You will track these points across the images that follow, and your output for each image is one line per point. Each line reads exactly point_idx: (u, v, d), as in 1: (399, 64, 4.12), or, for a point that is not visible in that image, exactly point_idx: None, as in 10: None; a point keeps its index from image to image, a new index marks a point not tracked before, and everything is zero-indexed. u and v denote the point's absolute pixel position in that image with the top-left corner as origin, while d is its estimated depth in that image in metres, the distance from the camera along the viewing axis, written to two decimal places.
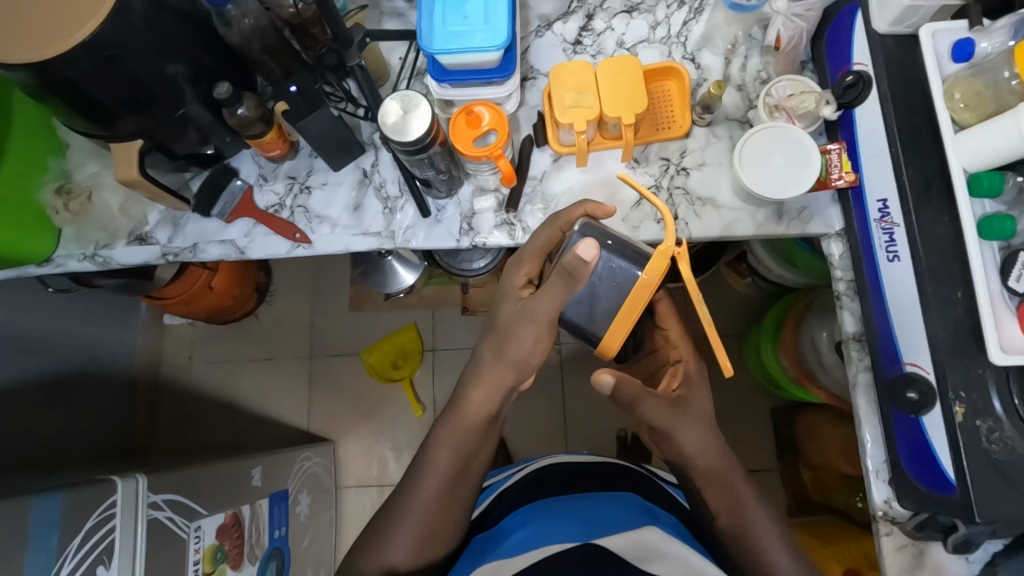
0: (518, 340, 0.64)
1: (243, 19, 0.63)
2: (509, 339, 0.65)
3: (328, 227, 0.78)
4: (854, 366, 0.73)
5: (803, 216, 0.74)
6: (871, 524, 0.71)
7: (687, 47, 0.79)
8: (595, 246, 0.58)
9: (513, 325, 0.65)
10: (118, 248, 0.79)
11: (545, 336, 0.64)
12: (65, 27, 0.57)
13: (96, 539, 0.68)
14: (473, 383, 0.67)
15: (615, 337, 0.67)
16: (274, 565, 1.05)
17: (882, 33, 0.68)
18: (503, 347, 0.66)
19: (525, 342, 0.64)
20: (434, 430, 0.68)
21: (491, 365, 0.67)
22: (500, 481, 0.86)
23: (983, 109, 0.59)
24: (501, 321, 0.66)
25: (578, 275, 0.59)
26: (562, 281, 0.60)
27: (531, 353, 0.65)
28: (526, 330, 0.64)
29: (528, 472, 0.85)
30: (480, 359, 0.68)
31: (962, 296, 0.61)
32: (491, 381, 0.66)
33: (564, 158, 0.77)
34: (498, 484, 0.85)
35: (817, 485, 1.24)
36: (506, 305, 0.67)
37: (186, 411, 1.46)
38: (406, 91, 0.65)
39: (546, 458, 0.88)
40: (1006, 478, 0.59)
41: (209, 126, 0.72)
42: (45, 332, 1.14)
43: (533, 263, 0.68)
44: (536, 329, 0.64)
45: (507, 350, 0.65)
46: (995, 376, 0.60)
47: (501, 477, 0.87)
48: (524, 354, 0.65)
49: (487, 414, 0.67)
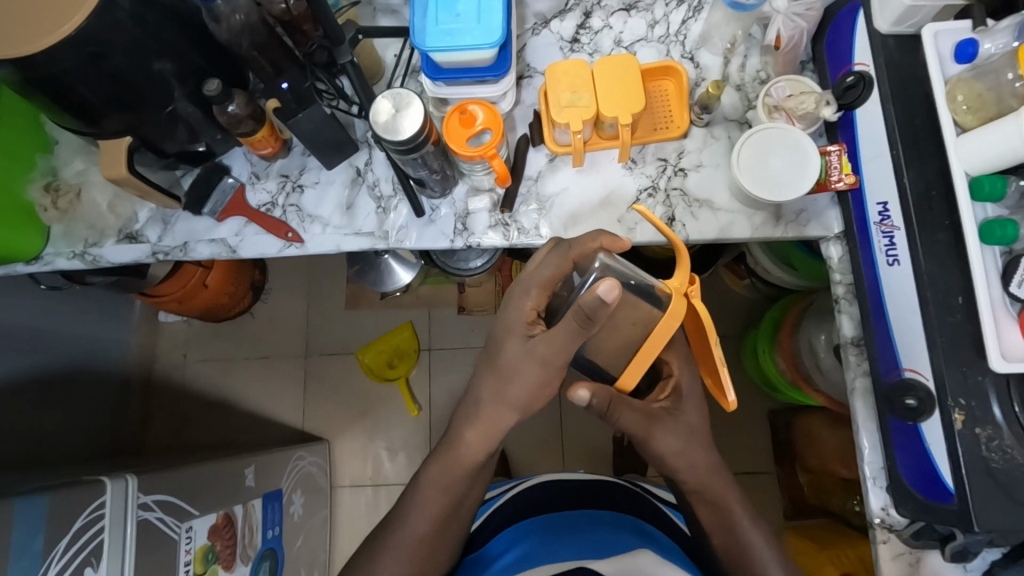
0: (521, 384, 0.63)
1: (233, 15, 0.62)
2: (512, 382, 0.63)
3: (319, 226, 0.77)
4: (851, 370, 0.72)
5: (801, 219, 0.73)
6: (867, 531, 0.70)
7: (686, 46, 0.78)
8: (617, 287, 0.53)
9: (518, 368, 0.62)
10: (108, 246, 0.79)
11: (552, 379, 0.63)
12: (49, 22, 0.56)
13: (84, 540, 0.67)
14: (470, 423, 0.67)
15: (630, 379, 0.63)
16: (266, 565, 1.05)
17: (884, 33, 0.67)
18: (506, 389, 0.64)
19: (527, 384, 0.63)
20: (425, 467, 0.69)
21: (489, 404, 0.65)
22: (494, 499, 0.87)
23: (984, 112, 0.58)
24: (502, 359, 0.63)
25: (595, 317, 0.54)
26: (578, 321, 0.56)
27: (514, 372, 0.63)
28: (531, 373, 0.62)
29: (519, 491, 0.85)
30: (480, 398, 0.66)
31: (962, 302, 0.60)
32: (475, 406, 0.66)
33: (560, 158, 0.76)
34: (491, 502, 0.86)
35: (814, 489, 1.24)
36: (512, 342, 0.63)
37: (180, 409, 1.45)
38: (397, 89, 0.64)
39: (538, 476, 0.88)
40: (1003, 487, 0.58)
41: (199, 124, 0.71)
42: (37, 329, 1.13)
43: (541, 296, 0.63)
44: (544, 374, 0.62)
45: (508, 391, 0.64)
46: (994, 383, 0.59)
47: (495, 494, 0.88)
48: (506, 371, 0.63)
49: (484, 455, 0.67)
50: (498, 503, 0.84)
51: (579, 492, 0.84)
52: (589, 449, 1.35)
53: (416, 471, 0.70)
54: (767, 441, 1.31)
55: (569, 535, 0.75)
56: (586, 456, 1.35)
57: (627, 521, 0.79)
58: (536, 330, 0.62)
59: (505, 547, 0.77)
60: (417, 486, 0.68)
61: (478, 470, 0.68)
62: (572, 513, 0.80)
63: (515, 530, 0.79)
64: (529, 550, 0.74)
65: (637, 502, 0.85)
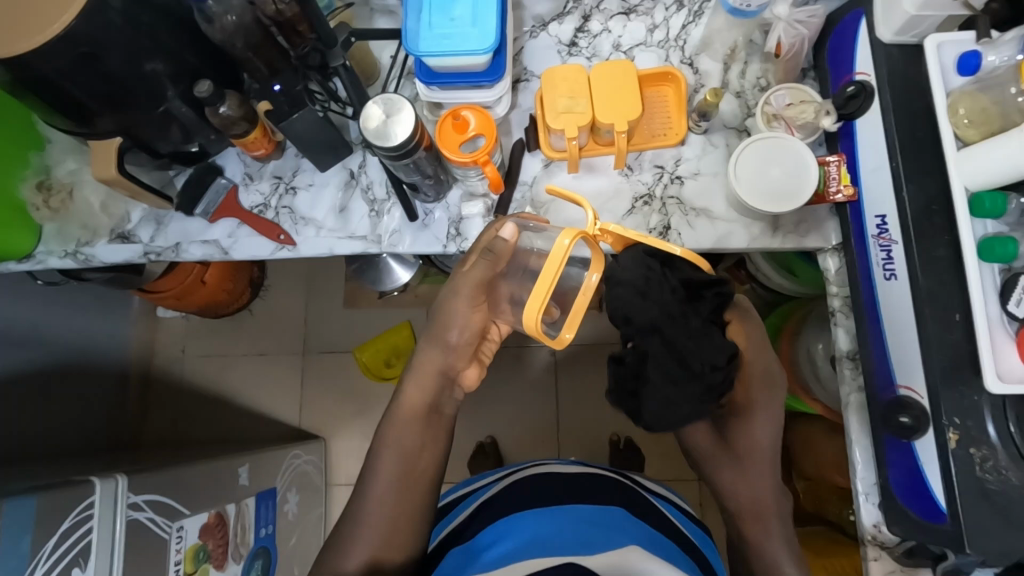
0: (450, 321, 0.69)
1: (226, 15, 0.61)
2: (443, 322, 0.69)
3: (312, 229, 0.77)
4: (846, 385, 0.72)
5: (799, 229, 0.72)
6: (860, 548, 0.70)
7: (686, 51, 0.76)
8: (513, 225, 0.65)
9: (445, 305, 0.70)
10: (100, 246, 0.78)
11: (474, 314, 0.69)
12: (37, 21, 0.55)
13: (72, 541, 0.67)
14: (410, 377, 0.71)
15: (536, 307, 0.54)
16: (259, 564, 1.04)
17: (887, 42, 0.65)
18: (435, 328, 0.70)
19: (454, 319, 0.69)
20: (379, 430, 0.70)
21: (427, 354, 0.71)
22: (485, 487, 0.86)
23: (988, 126, 0.57)
24: (438, 308, 0.70)
25: (498, 252, 0.66)
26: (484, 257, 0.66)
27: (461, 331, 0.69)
28: (457, 306, 0.68)
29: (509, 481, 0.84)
30: (420, 347, 0.72)
31: (960, 319, 0.59)
32: (425, 367, 0.71)
33: (556, 164, 0.75)
34: (482, 489, 0.85)
35: (811, 497, 1.22)
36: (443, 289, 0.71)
37: (177, 404, 1.45)
38: (388, 94, 0.63)
39: (530, 467, 0.87)
40: (997, 510, 0.57)
41: (193, 125, 0.70)
42: (35, 324, 1.13)
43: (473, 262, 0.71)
44: (463, 302, 0.68)
45: (439, 332, 0.70)
46: (990, 403, 0.58)
47: (486, 482, 0.88)
48: (454, 332, 0.69)
49: (426, 405, 0.70)
50: (488, 492, 0.84)
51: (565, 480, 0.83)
52: (584, 452, 1.34)
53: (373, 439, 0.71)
54: None
55: (555, 524, 0.75)
56: (584, 457, 1.34)
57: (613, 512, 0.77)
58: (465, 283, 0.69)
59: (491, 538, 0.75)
60: (372, 450, 0.69)
61: (426, 428, 0.70)
62: (559, 505, 0.78)
63: (504, 521, 0.76)
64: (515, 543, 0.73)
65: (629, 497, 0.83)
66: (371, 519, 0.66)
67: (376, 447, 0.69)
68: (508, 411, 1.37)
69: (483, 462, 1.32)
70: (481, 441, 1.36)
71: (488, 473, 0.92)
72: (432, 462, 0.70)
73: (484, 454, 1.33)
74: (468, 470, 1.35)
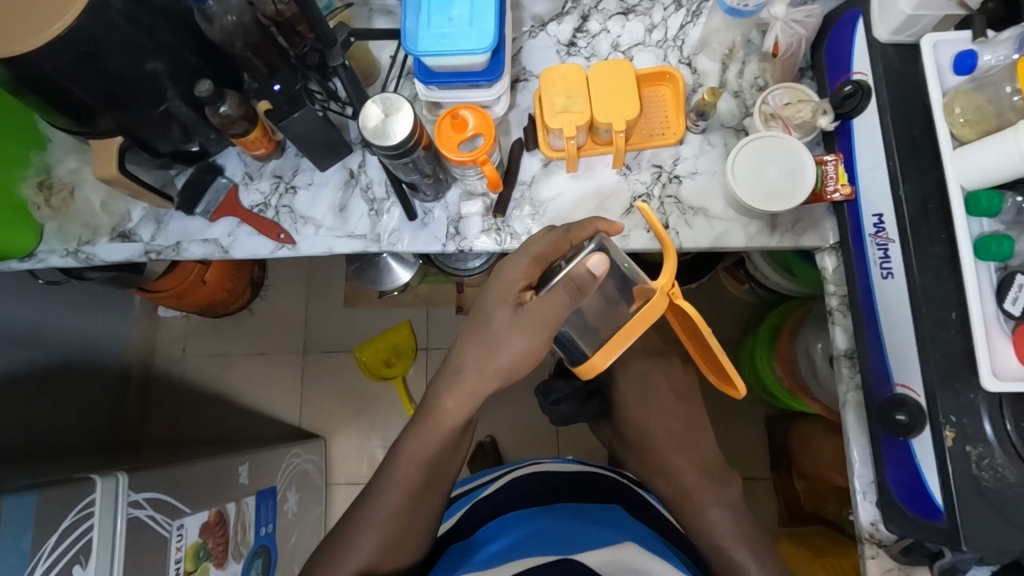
0: (507, 350, 0.62)
1: (225, 15, 0.62)
2: (497, 348, 0.63)
3: (312, 228, 0.77)
4: (844, 383, 0.72)
5: (796, 228, 0.72)
6: (857, 546, 0.70)
7: (684, 51, 0.77)
8: (604, 261, 0.60)
9: (505, 333, 0.62)
10: (101, 244, 0.79)
11: (537, 347, 0.62)
12: (38, 21, 0.56)
13: (73, 538, 0.67)
14: (449, 388, 0.66)
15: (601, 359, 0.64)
16: (259, 562, 1.05)
17: (883, 42, 0.65)
18: (486, 354, 0.64)
19: (514, 351, 0.62)
20: (402, 439, 0.69)
21: (469, 373, 0.65)
22: (483, 486, 0.85)
23: (984, 125, 0.57)
24: (489, 328, 0.63)
25: (584, 288, 0.60)
26: (567, 293, 0.60)
27: (518, 363, 0.63)
28: (518, 339, 0.62)
29: (508, 478, 0.84)
30: (460, 364, 0.66)
31: (956, 317, 0.59)
32: (467, 390, 0.66)
33: (554, 163, 0.75)
34: (480, 489, 0.84)
35: (810, 496, 1.22)
36: (498, 308, 0.63)
37: (178, 403, 1.45)
38: (387, 94, 0.64)
39: (531, 465, 0.87)
40: (993, 508, 0.57)
41: (193, 124, 0.71)
42: (36, 323, 1.13)
43: (532, 267, 0.64)
44: (528, 336, 0.61)
45: (492, 359, 0.63)
46: (986, 401, 0.58)
47: (484, 481, 0.87)
48: (512, 363, 0.63)
49: (460, 419, 0.67)
50: (487, 492, 0.83)
51: (564, 479, 0.83)
52: (584, 451, 1.34)
53: (394, 442, 0.70)
54: (764, 447, 1.30)
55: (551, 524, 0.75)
56: (584, 456, 1.34)
57: (612, 514, 0.78)
58: (524, 298, 0.63)
59: (491, 534, 0.76)
60: (395, 456, 0.69)
61: (454, 440, 0.69)
62: (558, 505, 0.79)
63: (502, 520, 0.78)
64: (514, 543, 0.73)
65: (628, 496, 0.83)
66: (374, 513, 0.67)
67: (395, 457, 0.68)
68: (507, 411, 1.38)
69: (482, 462, 1.33)
70: (481, 440, 1.36)
71: (486, 472, 0.91)
72: (448, 466, 0.71)
73: (483, 454, 1.34)
74: (468, 469, 1.35)
